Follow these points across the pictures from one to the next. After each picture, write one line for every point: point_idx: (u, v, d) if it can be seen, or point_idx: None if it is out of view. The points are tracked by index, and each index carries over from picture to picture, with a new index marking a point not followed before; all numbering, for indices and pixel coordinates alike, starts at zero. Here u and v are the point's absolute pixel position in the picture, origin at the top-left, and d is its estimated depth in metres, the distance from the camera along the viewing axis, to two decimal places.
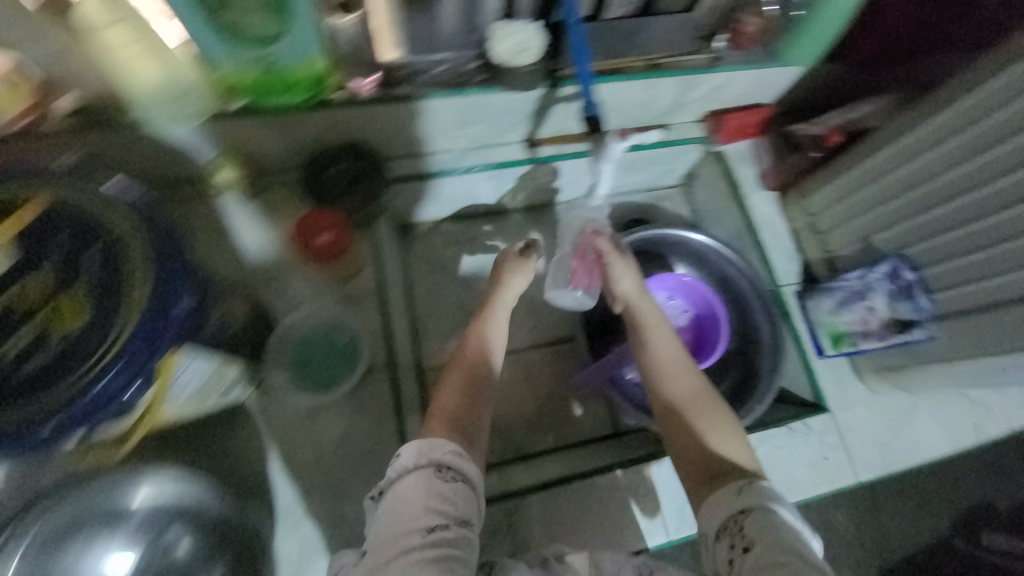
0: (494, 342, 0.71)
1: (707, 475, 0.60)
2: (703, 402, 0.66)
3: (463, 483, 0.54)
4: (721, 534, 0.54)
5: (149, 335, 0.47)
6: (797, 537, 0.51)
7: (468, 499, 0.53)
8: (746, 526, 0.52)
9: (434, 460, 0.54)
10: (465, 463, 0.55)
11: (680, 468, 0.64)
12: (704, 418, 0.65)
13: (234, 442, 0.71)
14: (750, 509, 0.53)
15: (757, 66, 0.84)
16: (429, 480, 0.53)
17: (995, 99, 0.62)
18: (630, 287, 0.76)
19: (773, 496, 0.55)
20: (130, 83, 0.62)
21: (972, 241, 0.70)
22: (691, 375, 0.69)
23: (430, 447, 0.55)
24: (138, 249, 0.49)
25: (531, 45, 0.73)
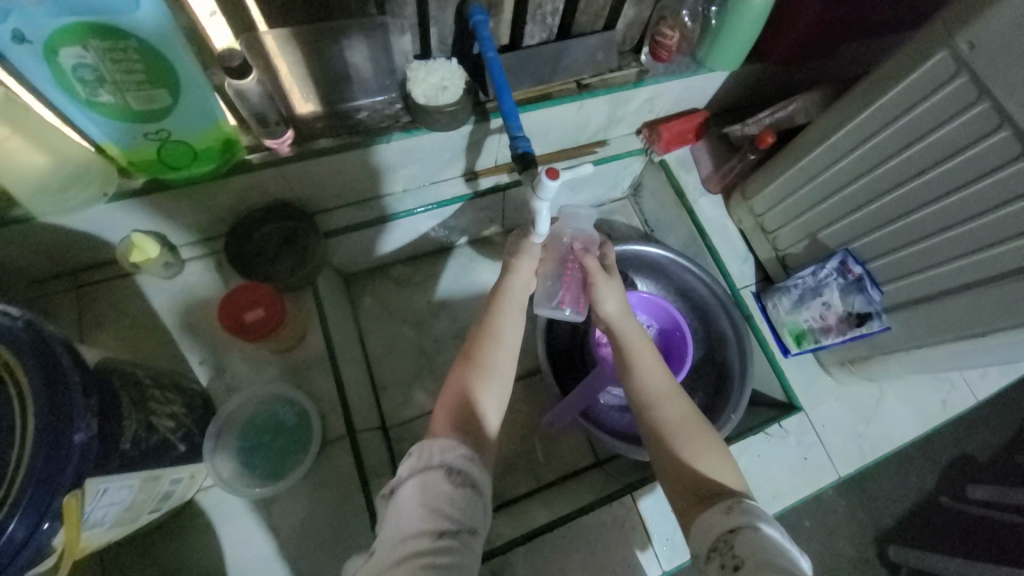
0: (477, 382, 0.61)
1: (696, 497, 0.56)
2: (690, 426, 0.62)
3: (474, 489, 0.50)
4: (710, 556, 0.49)
5: (42, 484, 0.39)
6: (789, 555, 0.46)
7: (477, 509, 0.49)
8: (736, 546, 0.48)
9: (447, 462, 0.50)
10: (475, 467, 0.51)
11: (668, 492, 0.59)
12: (693, 442, 0.61)
13: (185, 547, 0.66)
14: (739, 527, 0.49)
15: (684, 76, 0.83)
16: (437, 483, 0.48)
17: (914, 93, 0.62)
18: (615, 308, 0.70)
19: (761, 513, 0.51)
20: (9, 178, 0.56)
21: (913, 233, 0.69)
22: (677, 398, 0.65)
23: (450, 447, 0.51)
24: (19, 386, 0.41)
25: (450, 84, 0.69)
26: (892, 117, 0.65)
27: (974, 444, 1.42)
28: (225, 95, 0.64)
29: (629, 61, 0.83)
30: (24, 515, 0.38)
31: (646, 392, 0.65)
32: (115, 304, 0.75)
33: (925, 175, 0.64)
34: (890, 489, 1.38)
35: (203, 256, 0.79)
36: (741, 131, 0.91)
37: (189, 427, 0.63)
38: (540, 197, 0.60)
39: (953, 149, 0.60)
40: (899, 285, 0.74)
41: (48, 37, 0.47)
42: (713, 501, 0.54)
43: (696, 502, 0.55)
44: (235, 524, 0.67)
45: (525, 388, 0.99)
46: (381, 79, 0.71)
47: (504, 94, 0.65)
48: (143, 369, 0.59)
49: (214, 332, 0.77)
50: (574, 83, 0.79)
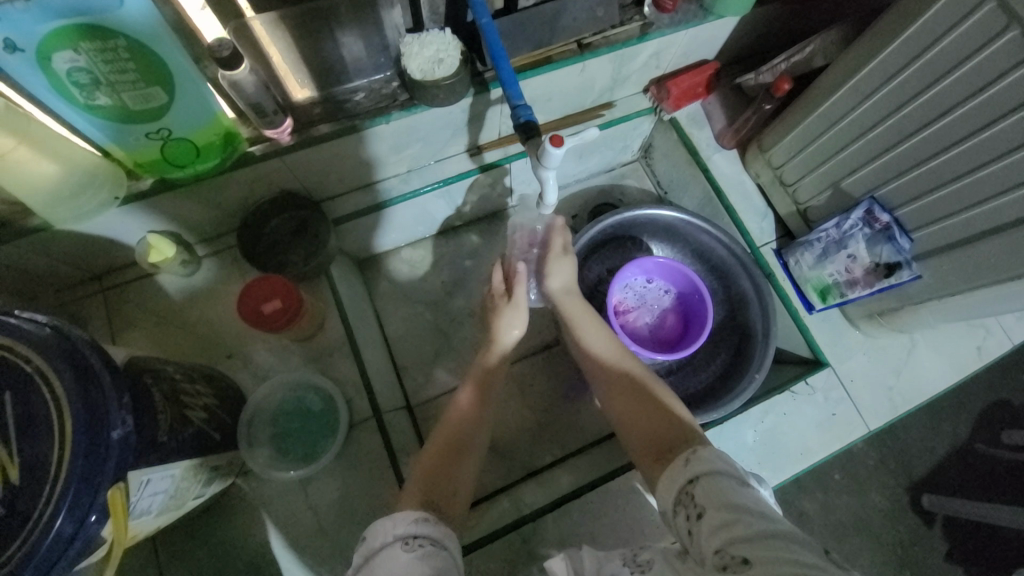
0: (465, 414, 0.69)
1: (659, 456, 0.59)
2: (644, 387, 0.66)
3: (434, 546, 0.51)
4: (676, 509, 0.52)
5: (83, 482, 0.41)
6: (745, 489, 0.49)
7: (446, 563, 0.50)
8: (697, 494, 0.50)
9: (402, 533, 0.51)
10: (434, 529, 0.52)
11: (639, 458, 0.62)
12: (649, 401, 0.64)
13: (230, 530, 0.69)
14: (695, 477, 0.51)
15: (692, 25, 0.79)
16: (396, 556, 0.49)
17: (939, 24, 0.57)
18: (559, 284, 0.77)
19: (721, 458, 0.52)
20: (22, 190, 0.57)
21: (939, 175, 0.65)
22: (629, 364, 0.70)
23: (404, 518, 0.52)
24: (53, 394, 0.42)
25: (447, 56, 0.67)
26: (919, 51, 0.60)
27: (1011, 388, 1.38)
28: (220, 88, 0.63)
29: (631, 14, 0.78)
30: (68, 513, 0.40)
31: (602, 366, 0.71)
32: (142, 303, 0.78)
33: (954, 112, 0.60)
34: (922, 439, 1.36)
35: (216, 252, 0.80)
36: (754, 80, 0.87)
37: (222, 418, 0.66)
38: (546, 167, 0.59)
39: (985, 81, 0.55)
40: (928, 232, 0.70)
41: (38, 44, 0.47)
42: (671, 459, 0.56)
43: (661, 461, 0.58)
44: (275, 506, 0.70)
45: (545, 361, 0.99)
46: (374, 57, 0.69)
47: (502, 61, 0.62)
48: (171, 364, 0.61)
49: (237, 326, 0.79)
50: (574, 43, 0.76)
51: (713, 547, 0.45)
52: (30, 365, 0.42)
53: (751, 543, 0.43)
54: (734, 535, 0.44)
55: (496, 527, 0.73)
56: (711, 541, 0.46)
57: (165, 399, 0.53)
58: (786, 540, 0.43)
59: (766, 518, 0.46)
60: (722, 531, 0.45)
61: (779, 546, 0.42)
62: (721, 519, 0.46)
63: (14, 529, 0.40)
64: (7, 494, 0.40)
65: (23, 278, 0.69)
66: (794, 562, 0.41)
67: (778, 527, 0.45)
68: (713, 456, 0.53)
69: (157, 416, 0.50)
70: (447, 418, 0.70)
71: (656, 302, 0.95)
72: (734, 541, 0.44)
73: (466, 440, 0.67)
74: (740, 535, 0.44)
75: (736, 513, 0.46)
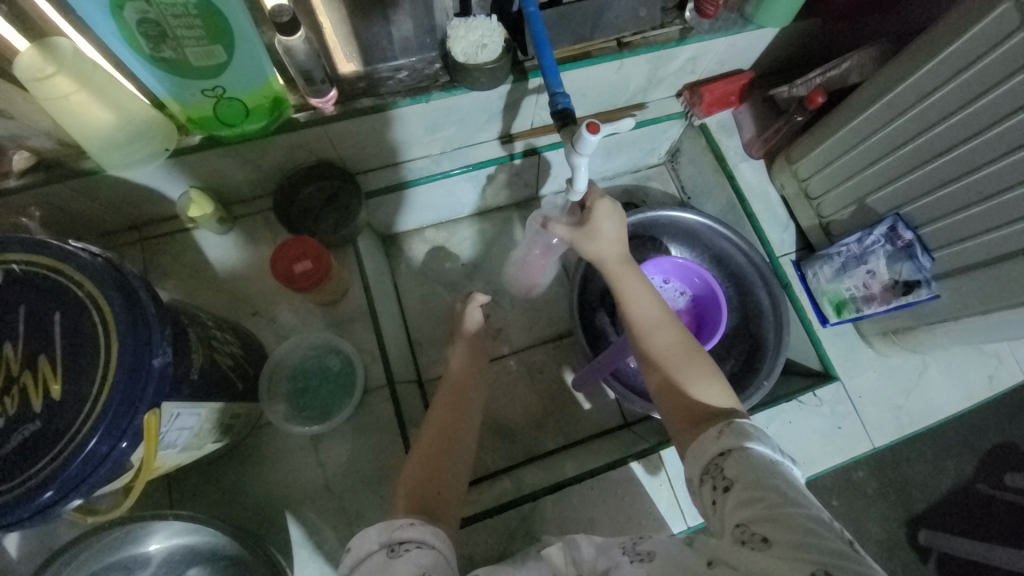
0: (468, 383, 0.75)
1: (691, 423, 0.57)
2: (684, 353, 0.63)
3: (424, 549, 0.48)
4: (703, 479, 0.52)
5: (121, 406, 0.43)
6: (776, 468, 0.49)
7: (434, 564, 0.48)
8: (726, 468, 0.50)
9: (388, 539, 0.49)
10: (421, 531, 0.50)
11: (668, 422, 0.61)
12: (688, 369, 0.62)
13: (240, 479, 0.71)
14: (727, 449, 0.51)
15: (732, 33, 0.80)
16: (384, 565, 0.47)
17: (976, 49, 0.58)
18: (612, 235, 0.69)
19: (752, 432, 0.52)
20: (83, 134, 0.61)
21: (965, 196, 0.66)
22: (672, 328, 0.65)
23: (388, 525, 0.50)
24: (102, 318, 0.44)
25: (491, 41, 0.69)
26: (955, 72, 0.61)
27: (1020, 430, 1.37)
28: (274, 54, 0.66)
29: (672, 18, 0.80)
30: (104, 435, 0.42)
31: (639, 327, 0.66)
32: (176, 255, 0.81)
33: (984, 135, 0.60)
34: (925, 472, 1.35)
35: (250, 213, 0.84)
36: (788, 92, 0.88)
37: (244, 368, 0.68)
38: (579, 154, 0.60)
39: (1017, 105, 0.56)
40: (950, 253, 0.71)
41: None
42: (703, 429, 0.55)
43: (692, 431, 0.57)
44: (284, 460, 0.72)
45: (555, 351, 1.01)
46: (420, 38, 0.71)
47: (545, 51, 0.64)
48: (204, 313, 0.64)
49: (263, 286, 0.82)
50: (614, 40, 0.78)
51: (735, 521, 0.46)
52: (82, 291, 0.45)
53: (774, 524, 0.44)
54: (760, 515, 0.45)
55: (495, 504, 0.74)
56: (733, 515, 0.47)
57: (198, 341, 0.56)
58: (811, 525, 0.44)
59: (797, 500, 0.46)
60: (747, 508, 0.46)
61: (802, 531, 0.43)
62: (749, 496, 0.47)
63: (50, 444, 0.42)
64: (48, 408, 0.43)
65: (68, 220, 0.73)
66: (816, 552, 0.42)
67: (804, 514, 0.45)
68: (747, 425, 0.53)
69: (191, 356, 0.53)
70: (452, 383, 0.75)
71: (670, 303, 0.94)
72: (758, 519, 0.45)
73: (467, 408, 0.71)
74: (764, 515, 0.45)
75: (764, 491, 0.47)
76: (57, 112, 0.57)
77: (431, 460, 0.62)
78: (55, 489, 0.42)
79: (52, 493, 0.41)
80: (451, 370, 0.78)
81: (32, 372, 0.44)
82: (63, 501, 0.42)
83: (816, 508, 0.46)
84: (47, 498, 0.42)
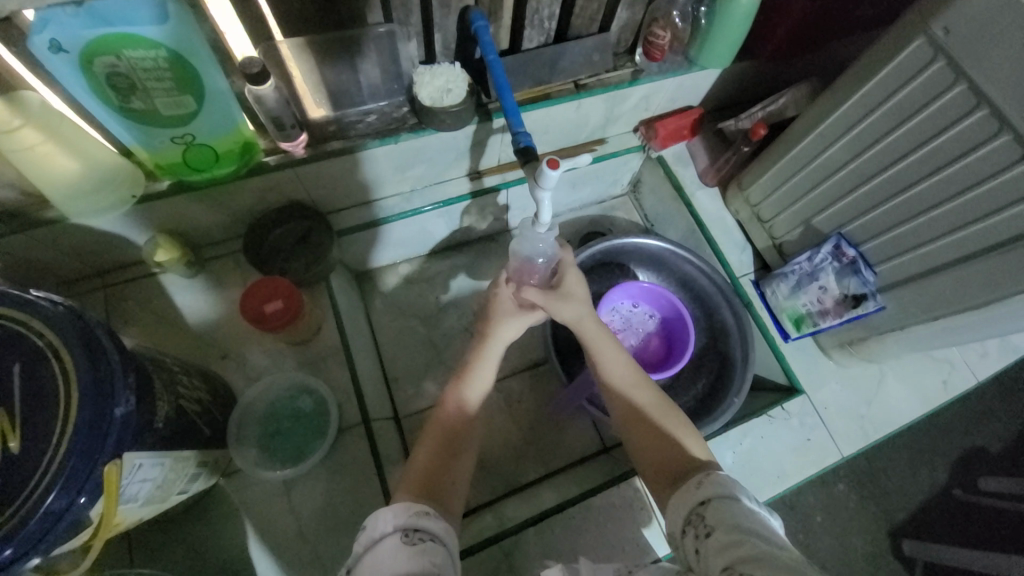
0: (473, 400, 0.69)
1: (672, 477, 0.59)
2: (659, 408, 0.65)
3: (434, 542, 0.50)
4: (686, 529, 0.53)
5: (83, 455, 0.42)
6: (756, 514, 0.50)
7: (442, 561, 0.48)
8: (707, 515, 0.52)
9: (401, 525, 0.50)
10: (434, 524, 0.51)
11: (649, 476, 0.63)
12: (665, 424, 0.64)
13: (208, 532, 0.68)
14: (708, 499, 0.53)
15: (678, 74, 0.87)
16: (395, 549, 0.48)
17: (892, 82, 0.65)
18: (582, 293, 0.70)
19: (730, 483, 0.54)
20: (45, 182, 0.61)
21: (898, 214, 0.72)
22: (646, 384, 0.67)
23: (404, 510, 0.51)
24: (65, 365, 0.43)
25: (456, 86, 0.74)
26: (877, 103, 0.68)
27: (984, 435, 1.43)
28: (245, 102, 0.68)
29: (624, 62, 0.87)
30: (62, 490, 0.41)
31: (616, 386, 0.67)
32: (141, 300, 0.80)
33: (909, 158, 0.67)
34: (901, 482, 1.39)
35: (221, 256, 0.83)
36: (734, 125, 0.95)
37: (213, 413, 0.66)
38: (541, 188, 0.63)
39: (934, 131, 0.63)
40: (890, 267, 0.76)
41: (83, 48, 0.51)
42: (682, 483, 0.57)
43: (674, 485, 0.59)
44: (256, 508, 0.70)
45: (532, 379, 1.01)
46: (388, 84, 0.74)
47: (505, 94, 0.69)
48: (171, 357, 0.63)
49: (234, 328, 0.81)
50: (571, 83, 0.84)
51: (719, 565, 0.47)
52: (43, 339, 0.44)
53: (757, 563, 0.44)
54: (740, 555, 0.45)
55: (478, 539, 0.72)
56: (717, 560, 0.47)
57: (164, 387, 0.54)
58: (793, 563, 0.44)
59: (776, 543, 0.47)
60: (728, 551, 0.47)
61: (784, 566, 0.43)
62: (728, 540, 0.47)
63: (7, 499, 0.40)
64: (5, 463, 0.41)
65: (28, 269, 0.72)
66: None
67: (785, 553, 0.45)
68: (723, 476, 0.55)
69: (156, 402, 0.52)
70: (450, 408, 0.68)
71: (640, 325, 0.97)
72: (740, 559, 0.45)
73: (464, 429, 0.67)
74: (746, 555, 0.45)
75: (743, 535, 0.47)
76: (22, 162, 0.57)
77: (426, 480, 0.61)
78: (13, 547, 0.39)
79: (10, 551, 0.39)
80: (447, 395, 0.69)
81: None
82: (22, 559, 0.40)
83: (796, 551, 0.47)
84: (5, 557, 0.39)
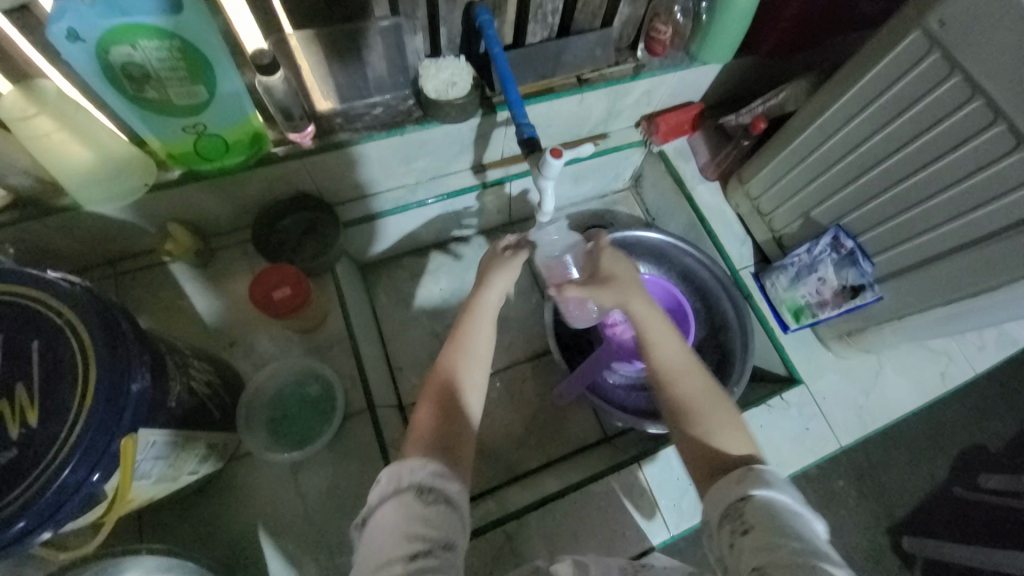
0: (486, 336, 0.64)
1: (711, 467, 0.56)
2: (708, 397, 0.61)
3: (446, 505, 0.49)
4: (723, 521, 0.50)
5: (100, 429, 0.43)
6: (796, 517, 0.48)
7: (454, 521, 0.48)
8: (748, 512, 0.49)
9: (415, 482, 0.48)
10: (448, 486, 0.49)
11: (685, 462, 0.60)
12: (714, 414, 0.59)
13: (214, 514, 0.69)
14: (751, 494, 0.50)
15: (679, 69, 0.88)
16: (406, 505, 0.47)
17: (889, 75, 0.66)
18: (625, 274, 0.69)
19: (773, 479, 0.51)
20: (61, 171, 0.62)
21: (895, 205, 0.73)
22: (695, 371, 0.63)
23: (420, 467, 0.49)
24: (81, 342, 0.45)
25: (461, 79, 0.75)
26: (874, 96, 0.69)
27: (984, 432, 1.44)
28: (255, 93, 0.69)
29: (626, 56, 0.89)
30: (78, 463, 0.42)
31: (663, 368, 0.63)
32: (150, 288, 0.81)
33: (906, 149, 0.68)
34: (901, 477, 1.39)
35: (228, 246, 0.85)
36: (734, 120, 0.96)
37: (222, 397, 0.68)
38: (544, 177, 0.65)
39: (930, 122, 0.64)
40: (888, 258, 0.78)
41: (100, 38, 0.52)
42: (724, 473, 0.54)
43: (712, 476, 0.56)
44: (262, 493, 0.71)
45: (534, 370, 1.03)
46: (394, 77, 0.76)
47: (510, 86, 0.70)
48: (181, 341, 0.64)
49: (243, 316, 0.82)
50: (574, 77, 0.85)
51: (752, 565, 0.45)
52: (61, 317, 0.45)
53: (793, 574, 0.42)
54: (774, 560, 0.44)
55: (480, 523, 0.73)
56: (749, 560, 0.45)
57: (176, 369, 0.56)
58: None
59: (815, 550, 0.44)
60: (765, 552, 0.45)
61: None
62: (766, 543, 0.45)
63: (27, 469, 0.42)
64: (25, 435, 0.43)
65: (39, 255, 0.73)
66: None
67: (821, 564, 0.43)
68: (770, 471, 0.52)
69: (169, 382, 0.53)
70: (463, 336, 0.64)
71: None
72: (774, 565, 0.43)
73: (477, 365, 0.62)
74: (782, 562, 0.43)
75: (781, 539, 0.45)
76: (33, 149, 0.59)
77: (437, 431, 0.55)
78: (27, 519, 0.41)
79: (25, 523, 0.41)
80: (460, 329, 0.65)
81: (8, 400, 0.44)
82: (35, 531, 0.42)
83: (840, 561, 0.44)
84: (19, 528, 0.41)
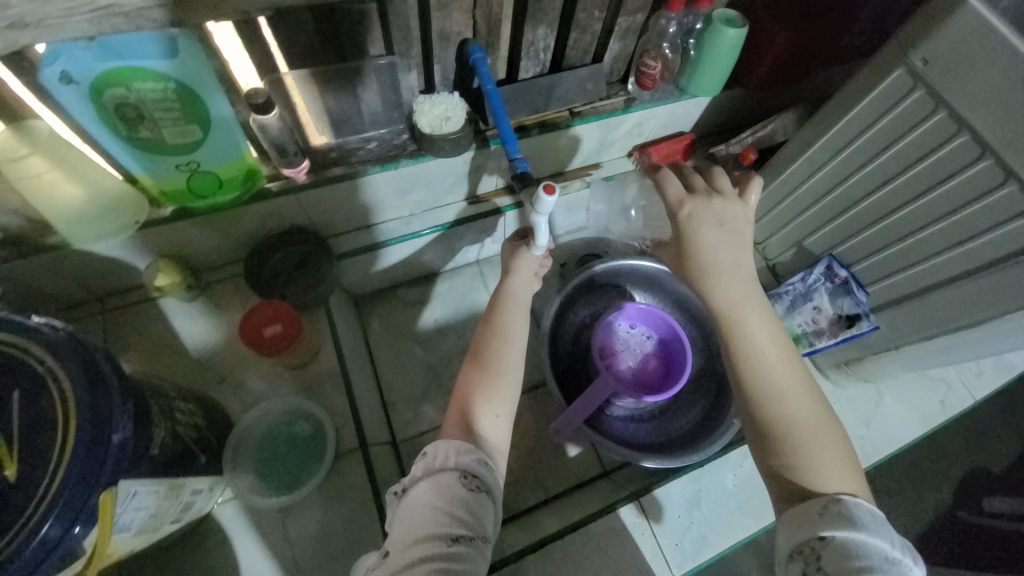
0: (510, 334, 0.67)
1: (790, 490, 0.55)
2: (810, 421, 0.58)
3: (486, 494, 0.52)
4: (793, 555, 0.50)
5: (78, 484, 0.41)
6: (887, 567, 0.46)
7: (489, 509, 0.52)
8: (823, 556, 0.48)
9: (461, 465, 0.52)
10: (488, 476, 0.53)
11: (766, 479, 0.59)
12: (812, 440, 0.57)
13: (199, 563, 0.66)
14: (829, 534, 0.49)
15: (669, 102, 0.90)
16: (452, 486, 0.51)
17: (875, 110, 0.67)
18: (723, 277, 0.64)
19: (860, 519, 0.49)
20: (51, 209, 0.62)
21: (887, 236, 0.74)
22: (798, 392, 0.60)
23: (464, 452, 0.53)
24: (62, 391, 0.43)
25: (455, 114, 0.76)
26: (860, 130, 0.70)
27: (986, 454, 1.42)
28: (249, 130, 0.70)
29: (617, 90, 0.91)
30: (57, 518, 0.40)
31: (760, 384, 0.60)
32: (139, 325, 0.80)
33: (896, 181, 0.69)
34: (905, 504, 1.36)
35: (219, 280, 0.84)
36: (725, 150, 0.97)
37: (209, 439, 0.66)
38: (537, 212, 0.65)
39: (917, 156, 0.65)
40: (882, 287, 0.78)
41: (94, 81, 0.53)
42: (805, 500, 0.53)
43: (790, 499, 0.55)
44: (249, 539, 0.68)
45: (530, 402, 1.01)
46: (388, 113, 0.77)
47: (503, 121, 0.71)
48: (167, 382, 0.62)
49: (233, 352, 0.81)
50: (566, 111, 0.87)
51: None
52: (43, 365, 0.44)
53: None
54: None
55: None
56: None
57: (161, 413, 0.54)
58: None
59: None
60: None
61: None
62: None
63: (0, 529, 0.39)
64: None
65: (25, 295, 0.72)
66: None
67: None
68: (860, 509, 0.50)
69: (153, 429, 0.51)
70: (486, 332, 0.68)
71: (638, 347, 0.94)
72: None
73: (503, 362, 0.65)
74: None
75: None
76: (24, 188, 0.58)
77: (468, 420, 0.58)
78: None
79: None
80: (485, 329, 0.68)
81: None
82: None
83: None
84: None
